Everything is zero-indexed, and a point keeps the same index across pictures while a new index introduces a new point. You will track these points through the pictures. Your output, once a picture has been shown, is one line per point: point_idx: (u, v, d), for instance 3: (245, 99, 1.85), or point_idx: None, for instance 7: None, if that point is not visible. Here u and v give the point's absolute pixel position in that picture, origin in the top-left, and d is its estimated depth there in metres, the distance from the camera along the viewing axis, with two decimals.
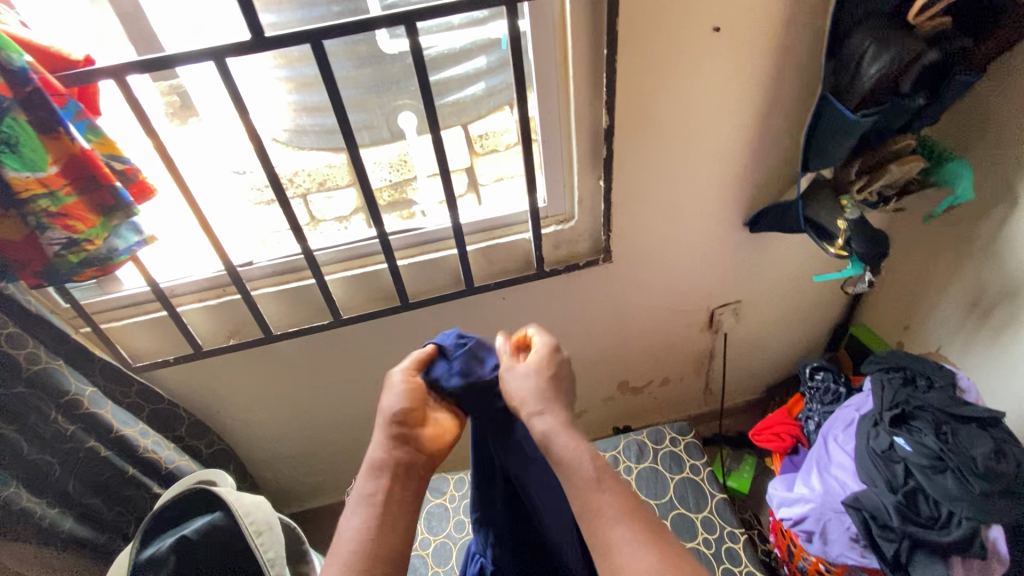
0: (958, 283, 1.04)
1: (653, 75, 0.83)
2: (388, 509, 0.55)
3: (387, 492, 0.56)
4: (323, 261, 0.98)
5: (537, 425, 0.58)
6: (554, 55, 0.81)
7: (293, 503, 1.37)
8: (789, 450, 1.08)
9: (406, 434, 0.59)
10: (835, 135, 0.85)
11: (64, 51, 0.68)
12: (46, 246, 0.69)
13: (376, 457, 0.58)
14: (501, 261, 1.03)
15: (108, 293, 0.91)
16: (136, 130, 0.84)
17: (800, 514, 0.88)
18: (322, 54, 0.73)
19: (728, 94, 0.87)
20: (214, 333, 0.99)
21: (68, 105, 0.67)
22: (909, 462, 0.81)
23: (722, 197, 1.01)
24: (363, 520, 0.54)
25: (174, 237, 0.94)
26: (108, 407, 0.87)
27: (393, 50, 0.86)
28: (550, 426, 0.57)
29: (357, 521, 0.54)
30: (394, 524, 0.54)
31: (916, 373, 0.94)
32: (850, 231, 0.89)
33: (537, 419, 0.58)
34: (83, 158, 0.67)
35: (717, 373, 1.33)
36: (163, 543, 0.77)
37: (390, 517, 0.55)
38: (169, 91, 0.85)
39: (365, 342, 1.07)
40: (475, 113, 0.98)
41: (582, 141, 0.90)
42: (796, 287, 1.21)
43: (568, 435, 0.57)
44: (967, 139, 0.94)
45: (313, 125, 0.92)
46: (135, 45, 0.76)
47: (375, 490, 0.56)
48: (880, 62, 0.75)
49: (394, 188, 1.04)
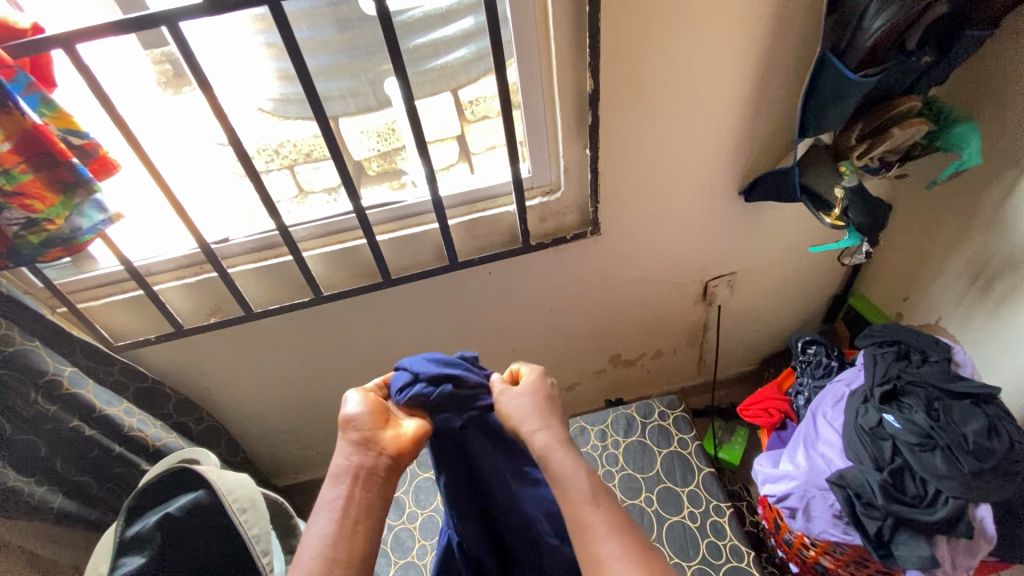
0: (961, 253, 1.00)
1: (641, 36, 0.77)
2: (349, 513, 0.55)
3: (348, 498, 0.55)
4: (302, 237, 0.95)
5: (537, 440, 0.60)
6: (534, 14, 0.76)
7: (288, 475, 1.38)
8: (777, 425, 1.06)
9: (365, 445, 0.59)
10: (834, 98, 0.79)
11: (9, 20, 0.64)
12: (5, 227, 0.68)
13: (338, 465, 0.58)
14: (485, 235, 1.00)
15: (85, 272, 0.90)
16: (94, 104, 0.81)
17: (785, 491, 0.86)
18: (282, 18, 0.68)
19: (722, 54, 0.82)
20: (195, 311, 0.97)
21: (16, 77, 0.63)
22: (897, 439, 0.80)
23: (714, 166, 0.96)
24: (323, 526, 0.54)
25: (141, 214, 0.92)
26: (89, 386, 0.87)
27: (371, 11, 0.81)
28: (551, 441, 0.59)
29: (319, 528, 0.54)
30: (353, 537, 0.54)
31: (910, 347, 0.91)
32: (848, 200, 0.86)
33: (538, 434, 0.60)
34: (37, 133, 0.64)
35: (711, 345, 1.32)
36: (149, 520, 0.77)
37: (349, 528, 0.54)
38: (162, 58, 0.84)
39: (350, 319, 1.06)
40: (465, 77, 0.93)
41: (568, 108, 0.85)
42: (792, 258, 1.17)
43: (565, 451, 0.58)
44: (977, 101, 0.88)
45: (295, 95, 0.88)
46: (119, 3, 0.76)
47: (335, 496, 0.55)
48: (885, 16, 0.69)
49: (383, 158, 1.00)
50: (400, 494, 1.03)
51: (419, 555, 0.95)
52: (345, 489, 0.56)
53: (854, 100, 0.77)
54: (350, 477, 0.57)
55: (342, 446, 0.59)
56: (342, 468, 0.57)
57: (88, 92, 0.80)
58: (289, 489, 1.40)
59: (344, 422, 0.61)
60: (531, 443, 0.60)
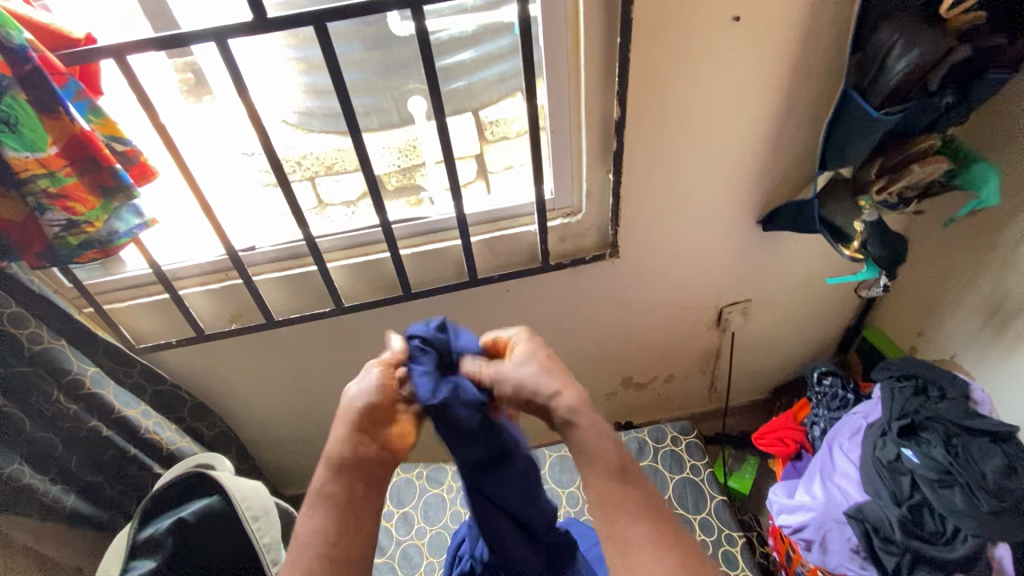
0: (978, 291, 1.01)
1: (668, 67, 0.80)
2: (351, 505, 0.55)
3: (348, 493, 0.55)
4: (326, 248, 0.97)
5: (559, 404, 0.59)
6: (566, 42, 0.79)
7: (293, 485, 1.38)
8: (792, 456, 1.06)
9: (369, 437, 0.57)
10: (857, 134, 0.81)
11: (64, 29, 0.67)
12: (46, 227, 0.70)
13: (331, 454, 0.56)
14: (505, 253, 1.01)
15: (112, 274, 0.92)
16: (137, 110, 0.84)
17: (800, 522, 0.86)
18: (326, 38, 0.71)
19: (746, 87, 0.84)
20: (217, 317, 0.99)
21: (68, 84, 0.66)
22: (916, 475, 0.80)
23: (734, 195, 0.98)
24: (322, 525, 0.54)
25: (175, 220, 0.95)
26: (110, 387, 0.88)
27: (403, 32, 0.84)
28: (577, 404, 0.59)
29: (313, 524, 0.55)
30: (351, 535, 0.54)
31: (927, 383, 0.91)
32: (867, 234, 0.87)
33: (559, 398, 0.59)
34: (84, 139, 0.66)
35: (723, 371, 1.32)
36: (162, 524, 0.78)
37: (348, 527, 0.55)
38: (184, 67, 0.87)
39: (367, 331, 1.07)
40: (486, 99, 0.95)
41: (593, 132, 0.87)
42: (807, 288, 1.18)
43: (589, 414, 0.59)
44: (996, 141, 0.89)
45: (322, 108, 0.91)
46: (151, 19, 0.75)
47: (332, 489, 0.55)
48: (909, 57, 0.71)
49: (402, 173, 1.03)
50: (409, 509, 1.02)
51: (427, 571, 0.95)
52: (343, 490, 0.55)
53: (878, 136, 0.78)
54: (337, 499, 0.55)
55: (345, 439, 0.56)
56: (342, 458, 0.55)
57: (132, 102, 0.84)
58: (294, 499, 1.39)
59: (350, 415, 0.57)
60: (552, 410, 0.59)
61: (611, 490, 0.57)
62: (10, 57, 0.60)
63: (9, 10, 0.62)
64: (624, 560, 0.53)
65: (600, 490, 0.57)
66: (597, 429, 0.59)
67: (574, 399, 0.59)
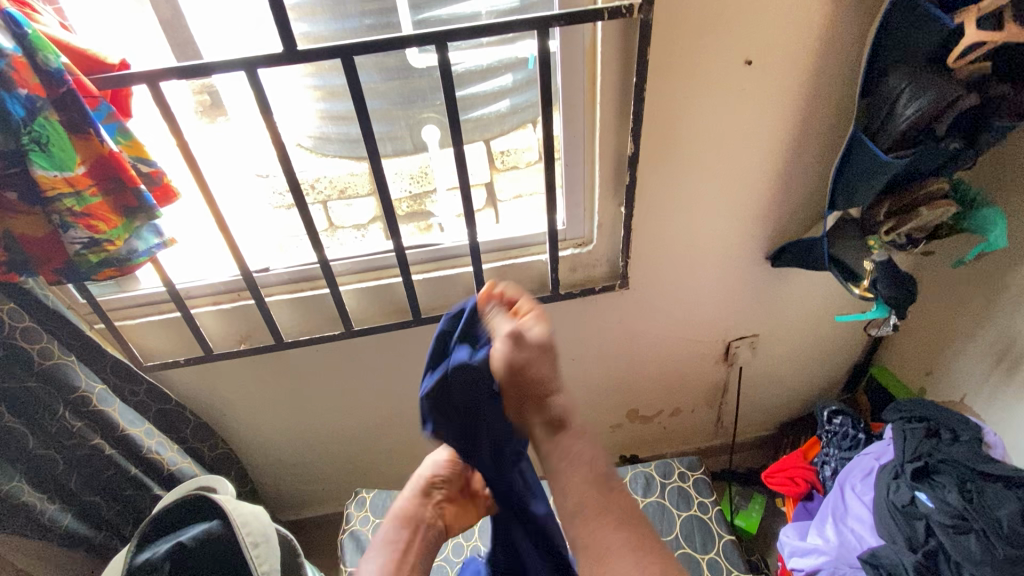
0: (986, 333, 1.01)
1: (681, 106, 0.82)
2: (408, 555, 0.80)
3: (410, 539, 0.82)
4: (339, 271, 0.98)
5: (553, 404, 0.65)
6: (583, 78, 0.81)
7: (290, 511, 1.36)
8: (802, 496, 1.05)
9: (427, 500, 0.86)
10: (866, 176, 0.82)
11: (101, 55, 0.68)
12: (68, 244, 0.70)
13: (400, 507, 0.86)
14: (516, 281, 1.01)
15: (125, 291, 0.92)
16: (163, 132, 0.88)
17: (813, 565, 0.87)
18: (351, 69, 0.73)
19: (757, 127, 0.86)
20: (226, 336, 0.99)
21: (100, 107, 0.68)
22: (931, 520, 0.79)
23: (744, 231, 0.99)
24: (392, 533, 0.82)
25: (192, 239, 0.97)
26: (115, 405, 0.87)
27: (420, 64, 0.86)
28: (567, 407, 0.65)
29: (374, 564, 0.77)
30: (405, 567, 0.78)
31: (939, 425, 0.90)
32: (878, 273, 0.87)
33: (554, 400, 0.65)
34: (111, 160, 0.68)
35: (730, 406, 1.31)
36: (159, 549, 0.76)
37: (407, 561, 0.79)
38: (201, 89, 0.90)
39: (374, 355, 1.07)
40: (498, 130, 0.97)
41: (606, 166, 0.89)
42: (815, 324, 1.18)
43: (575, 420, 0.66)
44: (1003, 186, 0.91)
45: (338, 134, 0.92)
46: (172, 50, 0.76)
47: (398, 538, 0.81)
48: (917, 104, 0.73)
49: (413, 200, 1.05)
50: None
51: None
52: (408, 535, 0.82)
53: (886, 179, 0.80)
54: (410, 527, 0.83)
55: (415, 500, 0.86)
56: (409, 514, 0.84)
57: (159, 122, 0.87)
58: (292, 524, 1.37)
59: (418, 483, 0.88)
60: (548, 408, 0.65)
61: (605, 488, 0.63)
62: (47, 79, 0.63)
63: (49, 36, 0.64)
64: None
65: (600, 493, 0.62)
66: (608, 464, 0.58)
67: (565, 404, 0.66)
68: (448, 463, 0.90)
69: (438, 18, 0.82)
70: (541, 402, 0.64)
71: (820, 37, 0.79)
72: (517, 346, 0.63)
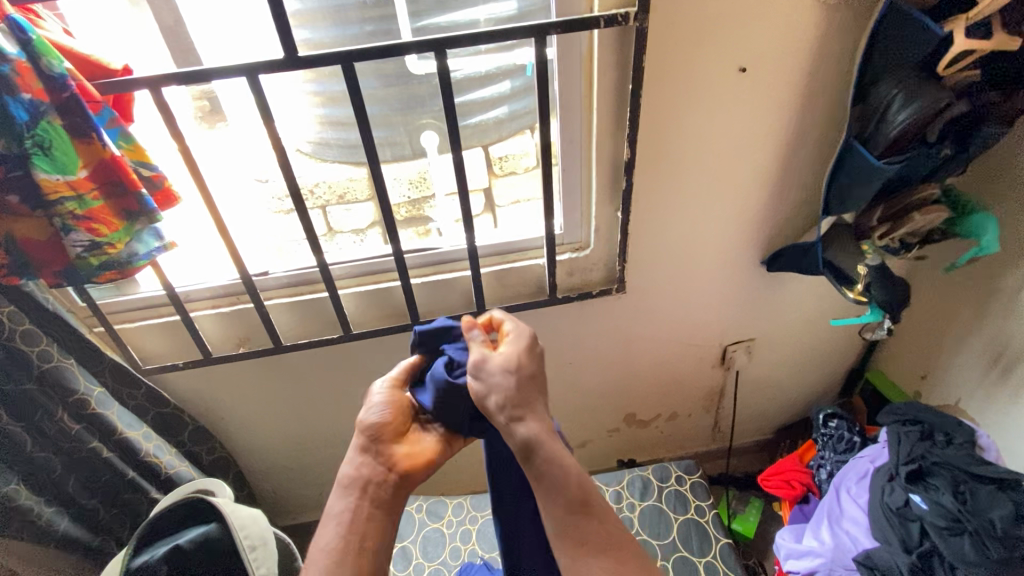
0: (980, 337, 1.02)
1: (676, 112, 0.83)
2: (354, 520, 0.63)
3: (352, 514, 0.64)
4: (338, 275, 0.98)
5: (519, 430, 0.60)
6: (579, 85, 0.82)
7: (288, 515, 1.35)
8: (799, 498, 1.06)
9: (368, 458, 0.67)
10: (857, 181, 0.83)
11: (104, 61, 0.69)
12: (69, 247, 0.71)
13: (342, 473, 0.67)
14: (514, 285, 1.02)
15: (125, 294, 0.93)
16: (165, 138, 0.88)
17: (810, 568, 0.87)
18: (351, 75, 0.74)
19: (751, 133, 0.88)
20: (225, 340, 0.99)
21: (103, 111, 0.69)
22: (924, 521, 0.80)
23: (739, 235, 1.00)
24: (328, 540, 0.62)
25: (193, 243, 0.97)
26: (114, 408, 0.88)
27: (418, 70, 0.87)
28: (534, 433, 0.59)
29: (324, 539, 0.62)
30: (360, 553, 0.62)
31: (933, 428, 0.91)
32: (872, 278, 0.89)
33: (518, 423, 0.60)
34: (113, 164, 0.69)
35: (726, 410, 1.31)
36: (157, 551, 0.76)
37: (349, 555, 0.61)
38: (201, 95, 0.89)
39: (371, 358, 1.07)
40: (496, 136, 0.98)
41: (603, 171, 0.90)
42: (811, 329, 1.19)
43: (551, 441, 0.60)
44: (993, 192, 0.92)
45: (337, 139, 0.93)
46: (174, 57, 0.77)
47: (342, 508, 0.64)
48: (909, 110, 0.74)
49: (412, 205, 1.05)
50: (408, 544, 1.00)
51: None
52: (351, 502, 0.64)
53: (876, 185, 0.81)
54: (358, 488, 0.65)
55: (352, 461, 0.67)
56: (350, 478, 0.66)
57: (161, 128, 0.88)
58: (289, 529, 1.36)
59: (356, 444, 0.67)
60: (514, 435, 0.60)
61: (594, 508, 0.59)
62: (50, 84, 0.63)
63: (53, 42, 0.65)
64: None
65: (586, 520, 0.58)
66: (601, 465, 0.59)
67: (533, 427, 0.60)
68: (386, 402, 0.69)
69: (437, 25, 0.83)
70: (507, 427, 0.60)
71: (811, 45, 0.80)
72: (478, 378, 0.63)
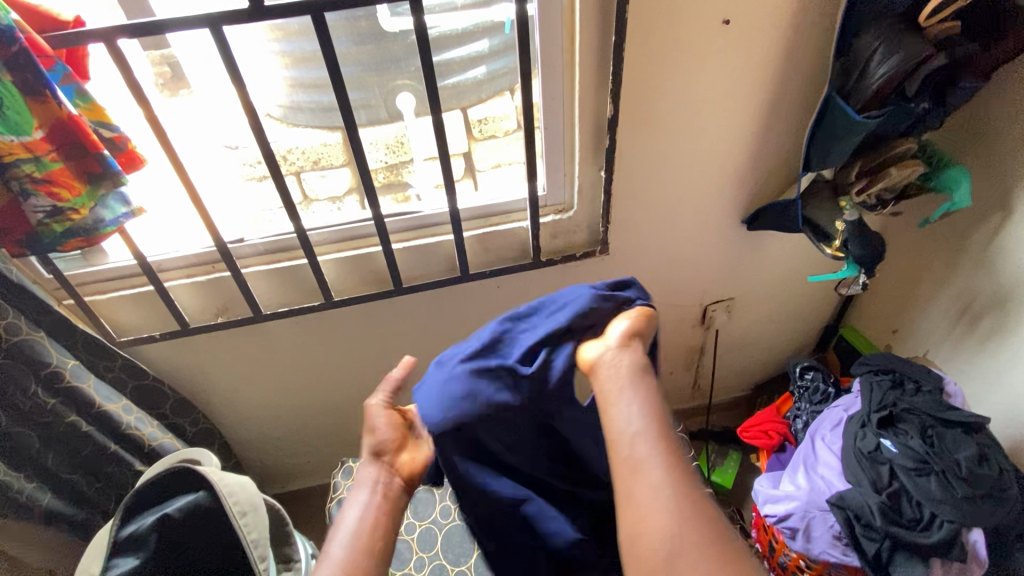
0: (949, 289, 1.05)
1: (658, 68, 0.82)
2: (376, 514, 0.63)
3: (369, 502, 0.64)
4: (316, 241, 0.96)
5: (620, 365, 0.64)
6: (560, 40, 0.80)
7: (276, 484, 1.36)
8: (776, 447, 1.11)
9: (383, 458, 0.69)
10: (839, 137, 0.84)
11: (54, 12, 0.65)
12: (30, 213, 0.68)
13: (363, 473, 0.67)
14: (497, 249, 1.01)
15: (94, 265, 0.89)
16: (127, 97, 0.83)
17: (786, 511, 0.91)
18: (322, 27, 0.70)
19: (733, 90, 0.87)
20: (202, 310, 0.97)
21: (56, 67, 0.64)
22: (894, 464, 0.85)
23: (721, 196, 1.01)
24: (355, 523, 0.62)
25: (163, 210, 0.94)
26: (90, 380, 0.85)
27: (393, 28, 0.83)
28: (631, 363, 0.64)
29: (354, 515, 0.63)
30: (374, 533, 0.62)
31: (904, 376, 0.95)
32: (849, 233, 0.90)
33: (623, 359, 0.64)
34: (71, 124, 0.65)
35: (706, 369, 1.35)
36: (145, 521, 0.76)
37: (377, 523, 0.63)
38: (161, 60, 0.84)
39: (355, 326, 1.06)
40: (476, 97, 0.95)
41: (585, 130, 0.88)
42: (789, 286, 1.21)
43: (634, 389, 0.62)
44: (970, 147, 0.94)
45: (310, 102, 0.88)
46: (127, 9, 0.72)
47: (359, 502, 0.64)
48: (889, 63, 0.74)
49: (390, 170, 1.02)
50: None
51: (415, 566, 0.95)
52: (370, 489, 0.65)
53: (856, 139, 0.82)
54: (370, 487, 0.66)
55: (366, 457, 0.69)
56: (363, 476, 0.67)
57: (121, 85, 0.83)
58: (280, 497, 1.38)
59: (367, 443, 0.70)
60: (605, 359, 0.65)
61: (653, 435, 0.58)
62: None
63: None
64: (658, 526, 0.52)
65: (635, 442, 0.58)
66: (641, 385, 0.62)
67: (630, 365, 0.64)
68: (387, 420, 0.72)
69: None
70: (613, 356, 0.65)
71: None
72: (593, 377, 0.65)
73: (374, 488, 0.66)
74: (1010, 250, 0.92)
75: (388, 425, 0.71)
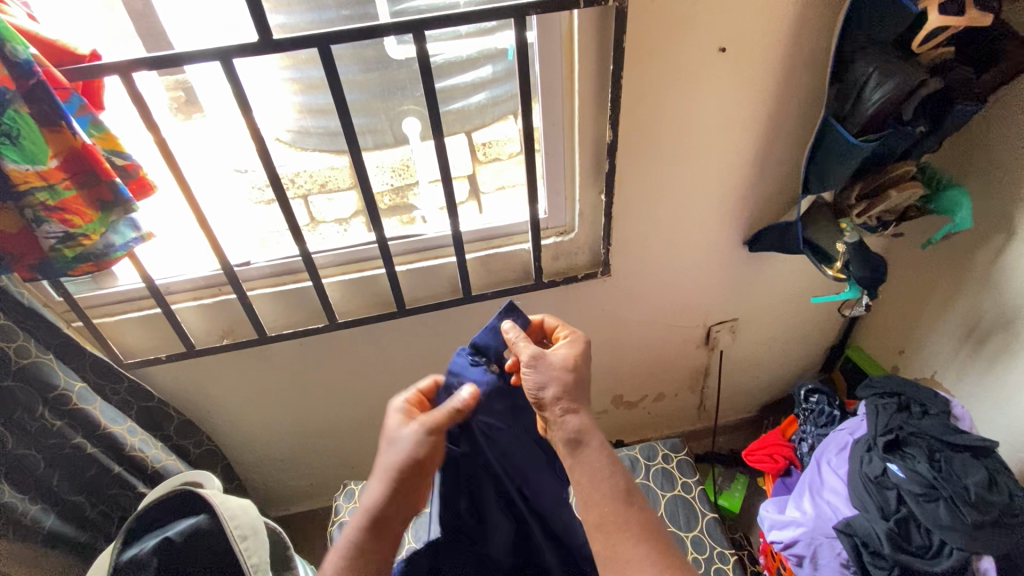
0: (955, 310, 1.04)
1: (656, 94, 0.84)
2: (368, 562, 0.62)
3: (370, 548, 0.63)
4: (321, 263, 0.97)
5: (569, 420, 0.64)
6: (560, 68, 0.82)
7: (279, 506, 1.36)
8: (781, 471, 1.10)
9: (396, 498, 0.64)
10: (838, 159, 0.84)
11: (70, 46, 0.67)
12: (42, 239, 0.69)
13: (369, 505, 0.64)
14: (500, 271, 1.02)
15: (103, 288, 0.92)
16: (139, 125, 0.86)
17: (792, 538, 0.90)
18: (329, 58, 0.73)
19: (730, 114, 0.88)
20: (208, 332, 0.98)
21: (72, 99, 0.67)
22: (902, 489, 0.83)
23: (721, 218, 1.01)
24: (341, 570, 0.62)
25: (172, 234, 0.96)
26: (97, 403, 0.86)
27: (399, 55, 0.85)
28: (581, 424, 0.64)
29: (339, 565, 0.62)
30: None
31: (910, 399, 0.94)
32: (849, 255, 0.90)
33: (569, 417, 0.64)
34: (84, 152, 0.67)
35: (711, 390, 1.33)
36: (147, 543, 0.76)
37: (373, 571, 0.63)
38: (175, 86, 0.86)
39: (358, 347, 1.07)
40: (479, 122, 0.97)
41: (585, 154, 0.90)
42: (793, 307, 1.21)
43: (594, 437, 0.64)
44: (970, 168, 0.94)
45: (317, 127, 0.91)
46: (144, 41, 0.76)
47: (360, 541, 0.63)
48: (885, 88, 0.75)
49: (395, 193, 1.04)
50: None
51: None
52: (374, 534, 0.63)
53: (854, 162, 0.82)
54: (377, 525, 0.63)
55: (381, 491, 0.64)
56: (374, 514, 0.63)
57: (134, 115, 0.86)
58: (282, 520, 1.37)
59: (387, 474, 0.64)
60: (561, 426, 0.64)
61: (621, 501, 0.62)
62: (15, 71, 0.61)
63: (15, 27, 0.63)
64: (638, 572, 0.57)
65: (609, 504, 0.61)
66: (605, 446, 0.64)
67: (583, 420, 0.65)
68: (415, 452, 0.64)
69: (416, 8, 0.82)
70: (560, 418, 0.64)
71: (790, 24, 0.81)
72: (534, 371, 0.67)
73: (379, 532, 0.63)
74: (1014, 271, 0.92)
75: (423, 454, 0.65)
